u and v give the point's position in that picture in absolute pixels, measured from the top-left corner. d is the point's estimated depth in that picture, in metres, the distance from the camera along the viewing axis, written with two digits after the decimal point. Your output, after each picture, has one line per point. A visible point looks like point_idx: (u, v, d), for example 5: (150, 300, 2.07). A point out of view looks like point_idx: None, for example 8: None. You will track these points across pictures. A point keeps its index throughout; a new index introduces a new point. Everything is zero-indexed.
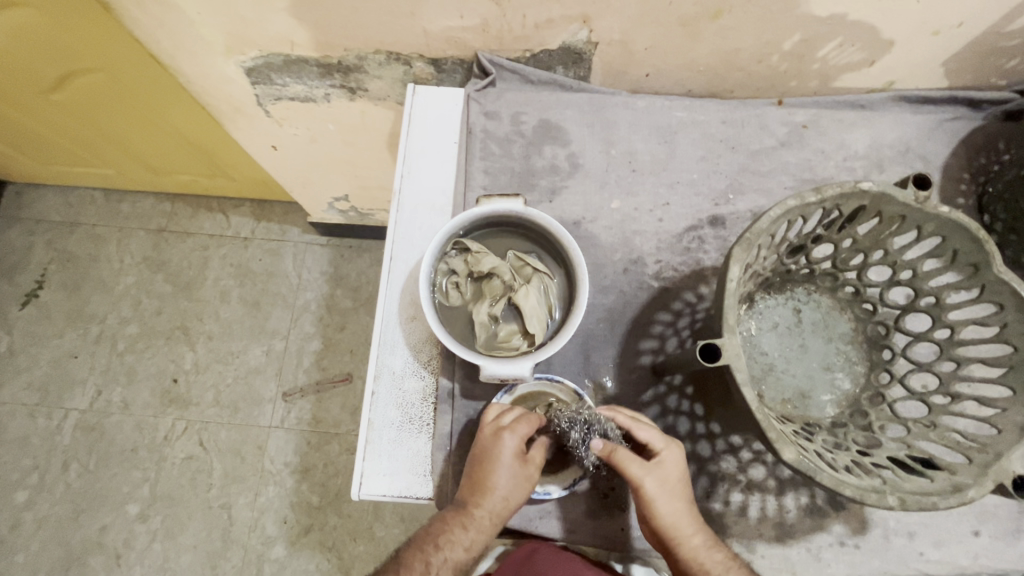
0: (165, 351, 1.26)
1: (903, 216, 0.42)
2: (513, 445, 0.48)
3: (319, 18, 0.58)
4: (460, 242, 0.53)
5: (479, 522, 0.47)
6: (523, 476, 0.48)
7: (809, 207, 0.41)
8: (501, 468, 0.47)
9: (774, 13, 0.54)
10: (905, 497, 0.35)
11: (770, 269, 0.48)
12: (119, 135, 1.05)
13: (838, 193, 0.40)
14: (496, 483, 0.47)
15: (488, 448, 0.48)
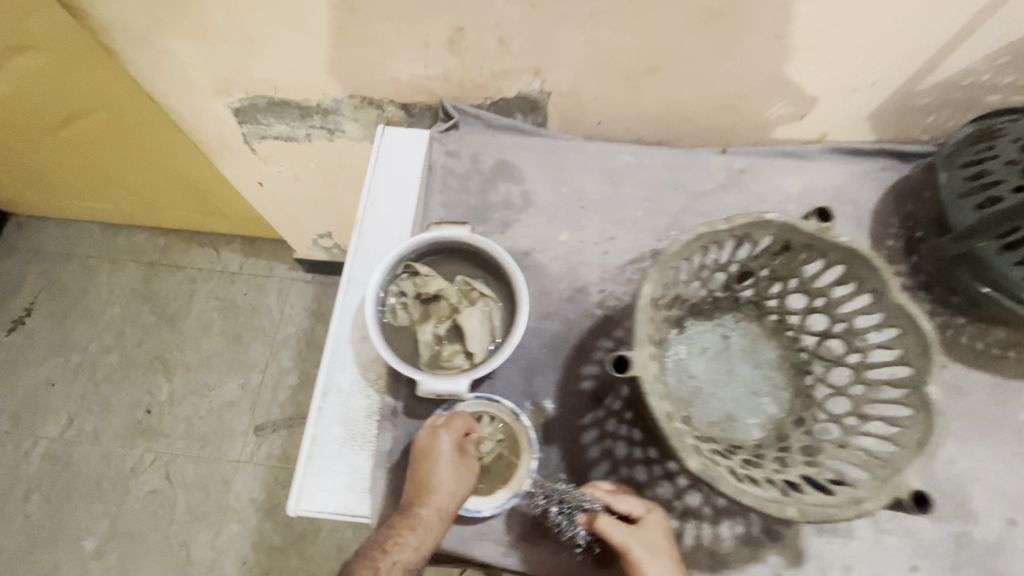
0: (142, 381, 1.26)
1: (808, 245, 0.45)
2: (450, 441, 0.50)
3: (298, 65, 0.64)
4: (411, 265, 0.56)
5: (427, 521, 0.47)
6: (464, 471, 0.50)
7: (720, 235, 0.44)
8: (439, 463, 0.49)
9: (704, 69, 0.60)
10: (805, 509, 0.36)
11: (697, 296, 0.51)
12: (119, 172, 1.11)
13: (745, 222, 0.43)
14: (437, 478, 0.48)
15: (426, 448, 0.50)
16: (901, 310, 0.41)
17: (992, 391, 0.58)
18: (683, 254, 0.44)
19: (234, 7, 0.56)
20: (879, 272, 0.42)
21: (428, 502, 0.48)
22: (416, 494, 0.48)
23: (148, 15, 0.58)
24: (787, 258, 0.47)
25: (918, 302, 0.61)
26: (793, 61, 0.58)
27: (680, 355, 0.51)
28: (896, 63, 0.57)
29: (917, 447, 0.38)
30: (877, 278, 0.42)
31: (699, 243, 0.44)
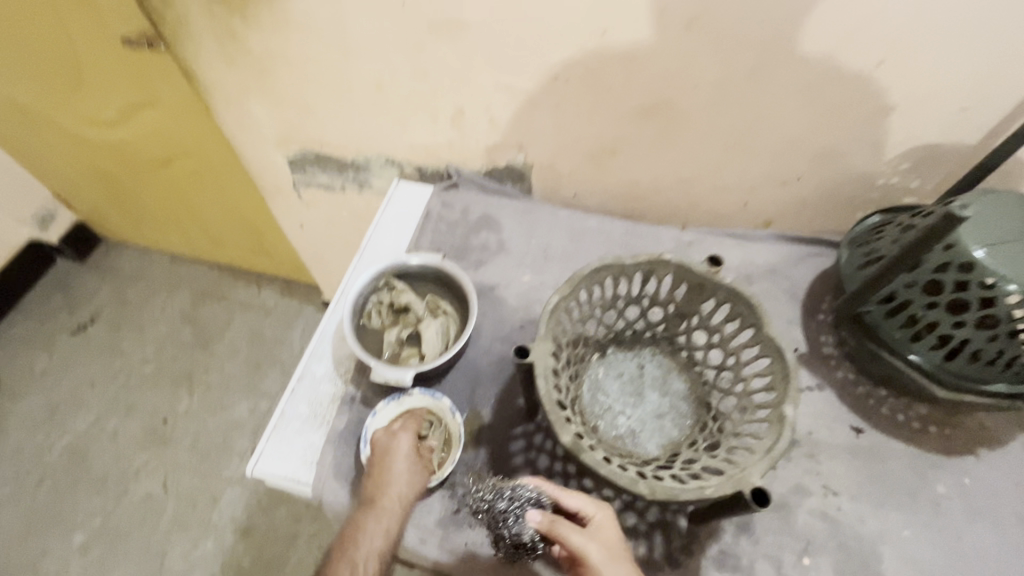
0: (166, 392, 1.39)
1: (701, 284, 0.55)
2: (406, 442, 0.57)
3: (341, 128, 0.83)
4: (391, 280, 0.68)
5: (387, 511, 0.53)
6: (418, 468, 0.56)
7: (627, 268, 0.55)
8: (395, 459, 0.56)
9: (654, 155, 0.73)
10: (651, 487, 0.44)
11: (616, 326, 0.60)
12: (196, 211, 1.34)
13: (648, 258, 0.54)
14: (393, 472, 0.55)
15: (384, 447, 0.57)
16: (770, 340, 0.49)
17: (911, 462, 0.60)
18: (594, 279, 0.55)
19: (301, 80, 0.76)
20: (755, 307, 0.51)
21: (388, 493, 0.54)
22: (377, 488, 0.54)
23: (242, 81, 0.80)
24: (688, 297, 0.57)
25: (842, 371, 0.66)
26: (726, 153, 0.70)
27: (597, 376, 0.59)
28: (813, 162, 0.68)
29: (764, 452, 0.45)
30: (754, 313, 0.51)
31: (607, 273, 0.55)
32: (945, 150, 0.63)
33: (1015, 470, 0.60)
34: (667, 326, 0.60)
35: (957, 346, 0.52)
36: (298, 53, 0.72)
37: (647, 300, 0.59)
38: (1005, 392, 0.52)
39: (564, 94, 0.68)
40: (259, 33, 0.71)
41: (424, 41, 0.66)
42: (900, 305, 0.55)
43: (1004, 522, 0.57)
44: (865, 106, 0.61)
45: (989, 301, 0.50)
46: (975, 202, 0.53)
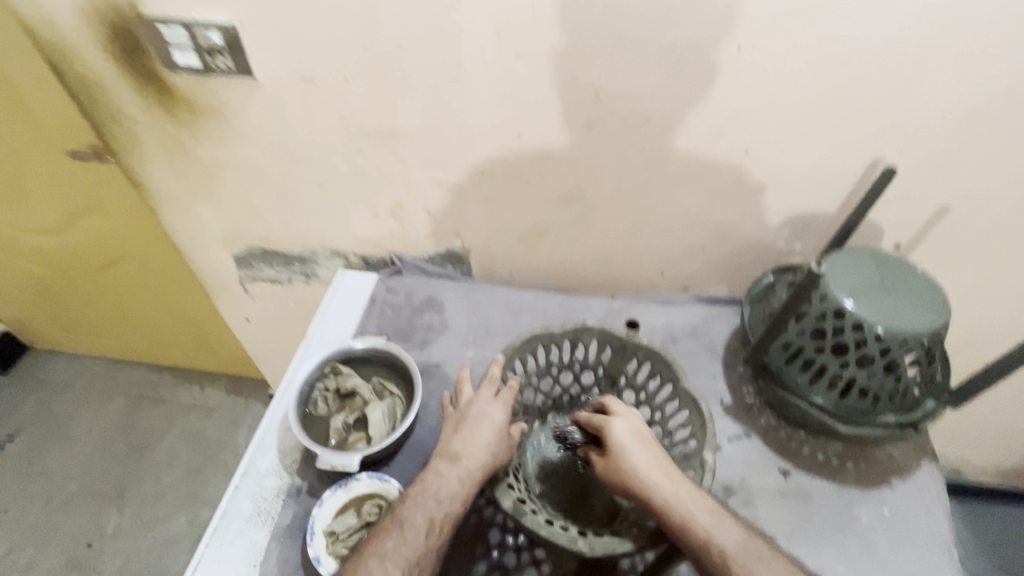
0: (93, 512, 1.28)
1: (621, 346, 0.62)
2: (494, 410, 0.57)
3: (287, 225, 0.88)
4: (336, 366, 0.70)
5: (463, 410, 0.59)
6: (501, 437, 0.56)
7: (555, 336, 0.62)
8: (486, 425, 0.56)
9: (577, 234, 0.82)
10: (590, 544, 0.49)
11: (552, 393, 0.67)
12: (137, 313, 1.31)
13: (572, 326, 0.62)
14: (484, 439, 0.55)
15: (469, 418, 0.57)
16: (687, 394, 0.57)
17: (835, 498, 0.65)
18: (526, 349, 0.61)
19: (248, 184, 0.82)
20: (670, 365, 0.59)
21: (474, 450, 0.54)
22: (463, 443, 0.55)
23: (188, 188, 0.85)
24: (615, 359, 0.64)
25: (764, 418, 0.72)
26: (637, 230, 0.80)
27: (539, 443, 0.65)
28: (712, 234, 0.79)
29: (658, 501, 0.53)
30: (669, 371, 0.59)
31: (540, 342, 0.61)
32: (814, 219, 0.74)
33: (922, 496, 0.66)
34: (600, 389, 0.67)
35: (846, 384, 0.59)
36: (245, 160, 0.78)
37: (579, 364, 0.65)
38: (893, 422, 0.59)
39: (491, 187, 0.77)
40: (208, 144, 0.77)
41: (361, 146, 0.74)
42: (795, 353, 0.62)
43: (923, 547, 0.62)
44: (743, 185, 0.72)
45: (862, 342, 0.57)
46: (836, 259, 0.62)
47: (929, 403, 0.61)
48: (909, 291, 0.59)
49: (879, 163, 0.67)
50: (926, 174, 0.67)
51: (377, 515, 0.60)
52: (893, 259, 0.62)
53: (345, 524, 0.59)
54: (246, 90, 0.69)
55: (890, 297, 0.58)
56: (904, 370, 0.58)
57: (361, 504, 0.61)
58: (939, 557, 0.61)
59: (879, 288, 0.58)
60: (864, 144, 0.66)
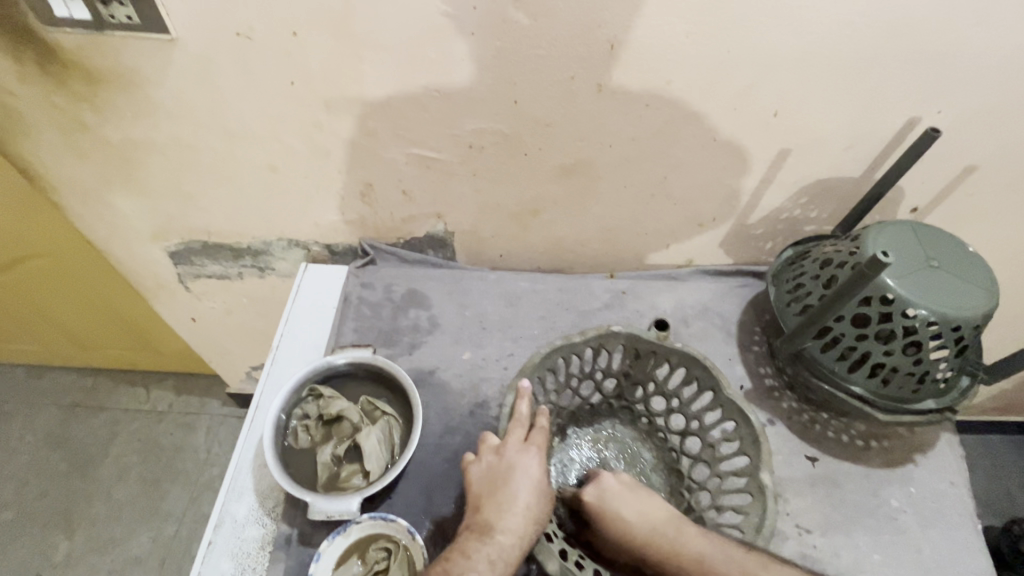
0: (37, 540, 1.09)
1: (653, 351, 0.62)
2: (529, 458, 0.53)
3: (232, 213, 0.73)
4: (315, 388, 0.60)
5: (495, 464, 0.53)
6: (540, 491, 0.52)
7: (578, 345, 0.60)
8: (522, 479, 0.52)
9: (578, 211, 0.72)
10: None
11: (573, 401, 0.67)
12: (54, 319, 1.10)
13: (597, 333, 0.60)
14: (521, 498, 0.51)
15: (503, 470, 0.52)
16: (733, 404, 0.57)
17: (864, 482, 0.63)
18: (545, 362, 0.60)
19: (178, 168, 0.67)
20: (712, 372, 0.59)
21: (510, 519, 0.50)
22: (496, 513, 0.50)
23: (98, 174, 0.68)
24: (638, 366, 0.65)
25: (786, 402, 0.68)
26: (644, 205, 0.71)
27: (565, 454, 0.66)
28: (728, 205, 0.71)
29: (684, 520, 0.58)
30: (712, 378, 0.59)
31: (558, 353, 0.60)
32: (838, 184, 0.68)
33: (946, 470, 0.64)
34: (624, 395, 0.68)
35: (887, 373, 0.56)
36: (170, 139, 0.63)
37: (600, 372, 0.66)
38: (931, 407, 0.57)
39: (480, 162, 0.65)
40: (118, 122, 0.61)
41: (319, 119, 0.60)
42: (833, 341, 0.58)
43: (952, 523, 0.61)
44: (766, 151, 0.64)
45: (910, 330, 0.54)
46: (877, 236, 0.57)
47: (964, 380, 0.59)
48: (956, 268, 0.55)
49: (916, 122, 0.60)
50: (966, 132, 0.60)
51: (386, 562, 0.52)
52: (936, 233, 0.58)
53: None
54: (160, 52, 0.54)
55: (940, 276, 0.54)
56: (935, 355, 0.55)
57: (368, 551, 0.52)
58: (966, 531, 0.61)
59: (927, 267, 0.54)
60: (903, 102, 0.58)
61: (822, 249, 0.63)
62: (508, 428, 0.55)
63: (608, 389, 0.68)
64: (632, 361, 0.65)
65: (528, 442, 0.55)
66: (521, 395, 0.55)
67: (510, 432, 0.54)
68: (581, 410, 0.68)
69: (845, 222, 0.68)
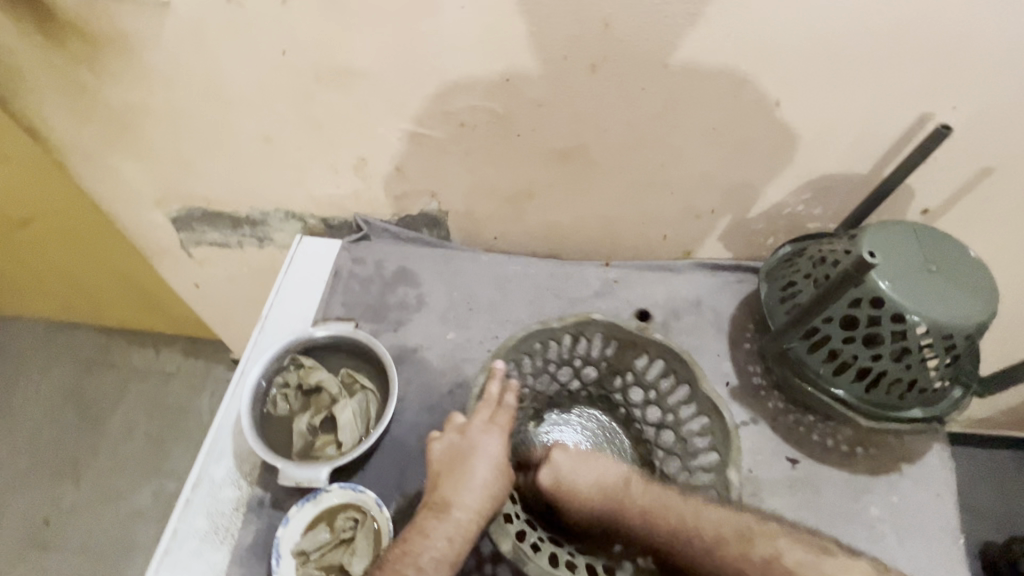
0: (48, 488, 1.15)
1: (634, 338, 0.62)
2: (490, 439, 0.55)
3: (229, 181, 0.74)
4: (297, 357, 0.61)
5: (456, 442, 0.55)
6: (499, 472, 0.54)
7: (556, 330, 0.62)
8: (482, 459, 0.54)
9: (573, 197, 0.71)
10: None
11: (550, 387, 0.66)
12: (67, 277, 1.13)
13: (574, 321, 0.62)
14: (480, 475, 0.53)
15: (464, 449, 0.54)
16: (708, 400, 0.58)
17: (844, 488, 0.62)
18: (521, 347, 0.62)
19: (175, 135, 0.67)
20: (690, 366, 0.60)
21: (468, 495, 0.51)
22: (454, 490, 0.52)
23: (101, 138, 0.69)
24: (618, 355, 0.64)
25: (773, 401, 0.67)
26: (640, 194, 0.70)
27: (540, 437, 0.66)
28: (727, 198, 0.69)
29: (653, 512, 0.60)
30: (689, 372, 0.60)
31: (534, 338, 0.62)
32: (843, 182, 0.65)
33: (933, 482, 0.63)
34: (603, 384, 0.66)
35: (875, 378, 0.54)
36: (166, 104, 0.63)
37: (580, 359, 0.65)
38: (920, 416, 0.56)
39: (473, 141, 0.64)
40: (116, 86, 0.62)
41: (311, 90, 0.60)
42: (821, 341, 0.56)
43: (932, 535, 0.60)
44: (767, 142, 0.61)
45: (901, 334, 0.52)
46: (874, 235, 0.55)
47: (957, 391, 0.57)
48: (956, 274, 0.53)
49: (928, 119, 0.57)
50: (982, 132, 0.57)
51: (353, 531, 0.53)
52: (939, 235, 0.55)
53: (315, 542, 0.52)
54: (151, 16, 0.54)
55: (937, 281, 0.52)
56: (923, 359, 0.52)
57: (336, 521, 0.53)
58: (947, 545, 0.59)
59: (925, 271, 0.52)
60: (914, 95, 0.55)
61: (818, 246, 0.61)
62: (476, 408, 0.57)
63: (587, 378, 0.67)
64: (613, 350, 0.65)
65: (490, 423, 0.57)
66: (494, 375, 0.58)
67: (477, 412, 0.57)
68: (559, 396, 0.67)
69: (848, 221, 0.66)
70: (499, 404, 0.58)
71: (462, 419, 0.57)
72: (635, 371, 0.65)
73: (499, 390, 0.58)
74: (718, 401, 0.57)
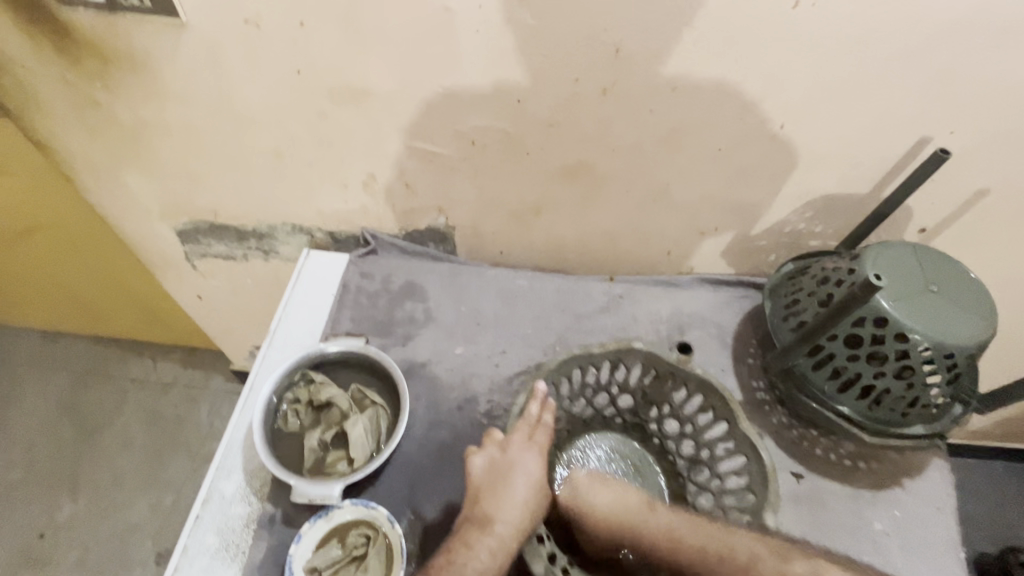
0: (43, 501, 1.13)
1: (656, 361, 0.67)
2: (529, 456, 0.57)
3: (238, 196, 0.75)
4: (308, 374, 0.61)
5: (493, 456, 0.57)
6: (536, 490, 0.56)
7: (595, 355, 0.66)
8: (522, 475, 0.56)
9: (580, 213, 0.72)
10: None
11: (585, 412, 0.68)
12: (66, 287, 1.12)
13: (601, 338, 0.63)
14: (519, 493, 0.55)
15: (505, 465, 0.56)
16: (746, 437, 0.61)
17: (849, 504, 0.63)
18: (559, 371, 0.66)
19: (186, 150, 0.68)
20: (729, 404, 0.62)
21: (510, 513, 0.53)
22: (496, 506, 0.54)
23: (111, 153, 0.70)
24: (656, 387, 0.68)
25: (776, 416, 0.68)
26: (646, 212, 0.71)
27: (563, 450, 0.67)
28: (731, 216, 0.70)
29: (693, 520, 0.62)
30: (728, 409, 0.62)
31: (574, 363, 0.66)
32: (844, 201, 0.67)
33: (934, 496, 0.64)
34: (639, 414, 0.68)
35: (879, 395, 0.56)
36: (179, 121, 0.64)
37: (616, 387, 0.68)
38: (921, 432, 0.57)
39: (483, 159, 0.65)
40: (130, 102, 0.62)
41: (325, 108, 0.61)
42: (825, 358, 0.58)
43: (936, 550, 0.61)
44: (772, 163, 0.63)
45: (903, 353, 0.53)
46: (876, 255, 0.56)
47: (957, 408, 0.58)
48: (955, 294, 0.54)
49: (926, 142, 0.58)
50: (977, 157, 0.59)
51: (365, 547, 0.53)
52: (938, 256, 0.57)
53: (327, 558, 0.52)
54: (168, 35, 0.54)
55: (937, 300, 0.53)
56: (924, 377, 0.54)
57: (346, 537, 0.53)
58: (949, 558, 0.60)
59: (925, 290, 0.54)
60: (913, 120, 0.57)
61: (822, 265, 0.63)
62: (514, 427, 0.58)
63: (623, 405, 0.69)
64: (650, 381, 0.68)
65: (531, 441, 0.58)
66: (536, 396, 0.60)
67: (517, 428, 0.59)
68: (593, 422, 0.69)
69: (849, 240, 0.67)
70: (537, 423, 0.59)
71: (502, 435, 0.58)
72: (671, 403, 0.67)
73: (539, 410, 0.59)
74: (754, 436, 0.60)
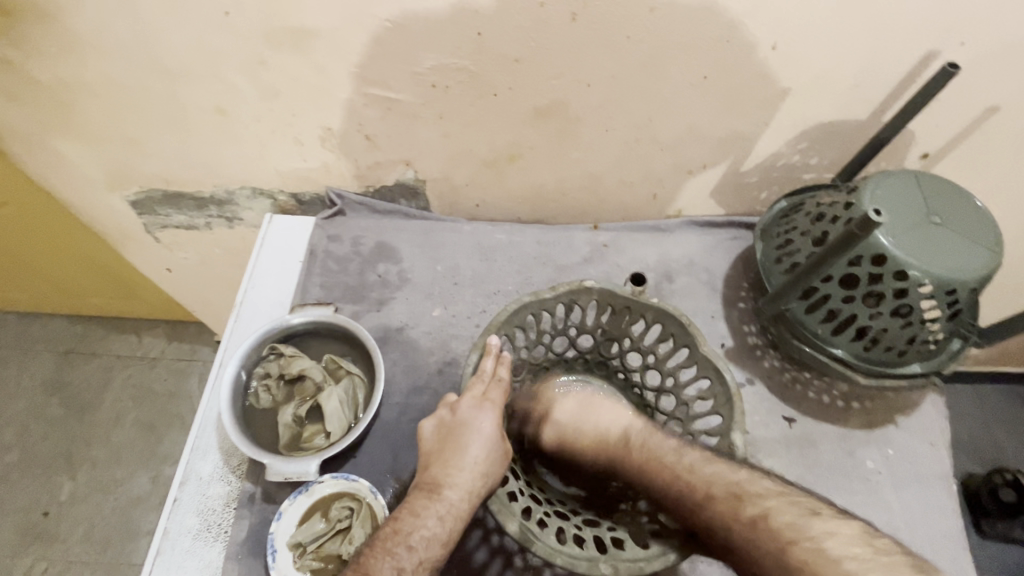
0: (43, 481, 1.13)
1: (628, 307, 0.60)
2: (482, 416, 0.52)
3: (188, 159, 0.69)
4: (277, 347, 0.58)
5: (444, 419, 0.54)
6: (495, 449, 0.52)
7: (548, 301, 0.58)
8: (475, 436, 0.52)
9: (558, 159, 0.67)
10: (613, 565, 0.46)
11: (547, 356, 0.67)
12: (32, 266, 1.07)
13: (568, 289, 0.58)
14: (471, 454, 0.50)
15: (454, 427, 0.52)
16: (707, 360, 0.55)
17: (840, 443, 0.62)
18: (513, 320, 0.58)
19: (121, 112, 0.62)
20: (687, 329, 0.57)
21: (460, 475, 0.49)
22: (445, 472, 0.50)
23: (40, 118, 0.63)
24: (614, 322, 0.64)
25: (768, 360, 0.66)
26: (628, 153, 0.66)
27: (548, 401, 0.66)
28: (720, 151, 0.65)
29: None
30: (687, 335, 0.57)
31: (527, 310, 0.58)
32: (840, 128, 0.61)
33: (927, 431, 0.63)
34: (600, 349, 0.67)
35: (875, 335, 0.53)
36: (105, 78, 0.57)
37: (575, 328, 0.65)
38: (918, 371, 0.55)
39: (447, 102, 0.59)
40: (45, 58, 0.55)
41: (262, 54, 0.54)
42: (819, 300, 0.55)
43: (927, 484, 0.60)
44: (766, 87, 0.57)
45: (902, 291, 0.50)
46: (876, 187, 0.52)
47: (955, 343, 0.56)
48: (960, 224, 0.51)
49: (934, 57, 0.53)
50: (988, 69, 0.53)
51: (349, 519, 0.52)
52: (940, 183, 0.53)
53: (311, 534, 0.51)
54: None
55: (940, 233, 0.50)
56: (922, 314, 0.51)
57: (330, 510, 0.52)
58: (940, 492, 0.60)
59: (927, 223, 0.50)
60: (920, 31, 0.50)
61: (816, 200, 0.59)
62: (468, 384, 0.54)
63: (583, 345, 0.68)
64: (607, 317, 0.64)
65: (484, 398, 0.53)
66: (487, 351, 0.54)
67: (470, 387, 0.54)
68: (556, 364, 0.68)
69: (847, 170, 0.63)
70: (492, 378, 0.54)
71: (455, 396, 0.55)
72: (631, 337, 0.64)
73: (494, 365, 0.54)
74: (716, 360, 0.54)
